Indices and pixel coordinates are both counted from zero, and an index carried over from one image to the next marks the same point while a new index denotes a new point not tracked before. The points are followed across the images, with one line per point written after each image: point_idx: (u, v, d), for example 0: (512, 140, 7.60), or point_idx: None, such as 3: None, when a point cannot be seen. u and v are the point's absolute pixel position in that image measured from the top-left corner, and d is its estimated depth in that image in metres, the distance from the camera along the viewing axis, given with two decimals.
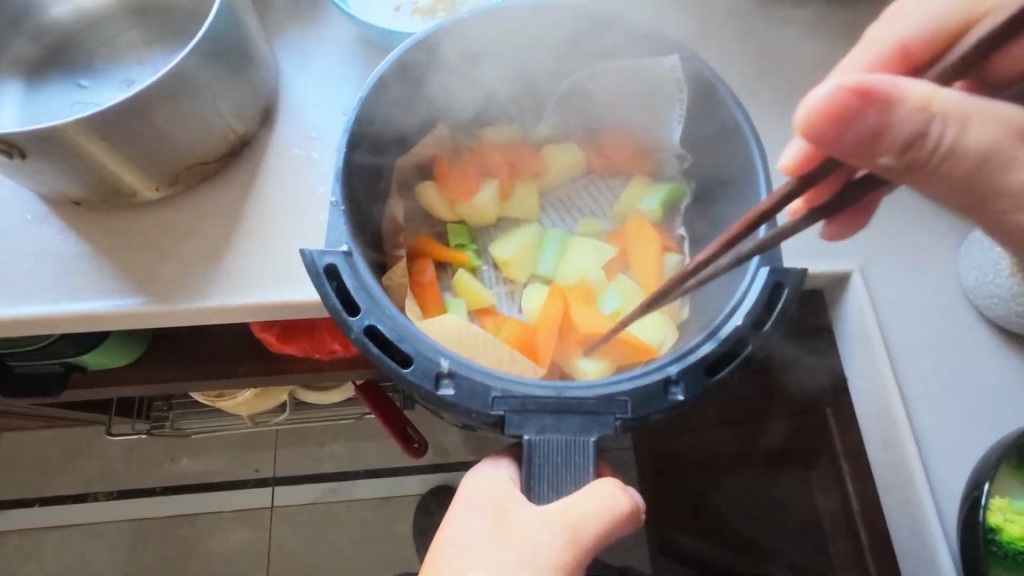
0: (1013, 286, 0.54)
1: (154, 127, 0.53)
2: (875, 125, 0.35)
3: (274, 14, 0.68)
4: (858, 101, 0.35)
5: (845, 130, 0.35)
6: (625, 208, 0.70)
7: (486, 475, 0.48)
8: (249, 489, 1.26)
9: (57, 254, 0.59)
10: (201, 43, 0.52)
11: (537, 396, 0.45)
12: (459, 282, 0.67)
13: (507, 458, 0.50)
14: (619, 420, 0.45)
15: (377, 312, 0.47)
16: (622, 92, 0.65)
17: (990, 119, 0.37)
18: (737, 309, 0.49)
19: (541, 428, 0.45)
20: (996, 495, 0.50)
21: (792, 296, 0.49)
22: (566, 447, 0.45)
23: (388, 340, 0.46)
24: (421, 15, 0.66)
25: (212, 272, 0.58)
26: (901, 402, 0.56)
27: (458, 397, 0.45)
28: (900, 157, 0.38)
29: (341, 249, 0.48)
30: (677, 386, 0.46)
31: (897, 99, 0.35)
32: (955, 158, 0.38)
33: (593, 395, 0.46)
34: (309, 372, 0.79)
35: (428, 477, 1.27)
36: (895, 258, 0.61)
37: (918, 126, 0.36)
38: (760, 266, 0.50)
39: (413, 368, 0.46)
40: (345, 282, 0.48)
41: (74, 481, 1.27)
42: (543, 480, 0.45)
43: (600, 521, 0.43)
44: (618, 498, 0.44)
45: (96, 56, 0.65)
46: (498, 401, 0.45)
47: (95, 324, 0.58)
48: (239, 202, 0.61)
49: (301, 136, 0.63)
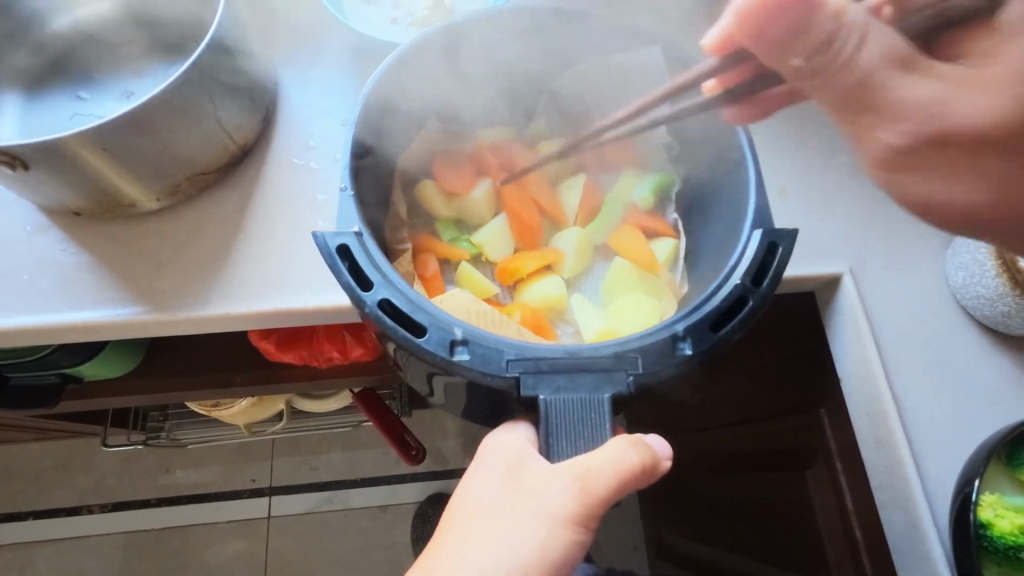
0: (998, 287, 0.55)
1: (156, 137, 0.53)
2: (794, 21, 0.39)
3: (272, 25, 0.69)
4: (776, 1, 0.38)
5: (771, 21, 0.39)
6: (617, 198, 0.70)
7: (502, 436, 0.45)
8: (246, 499, 1.26)
9: (55, 264, 0.59)
10: (202, 55, 0.53)
11: (550, 356, 0.44)
12: (462, 274, 0.66)
13: (524, 422, 0.46)
14: (632, 376, 0.44)
15: (389, 285, 0.46)
16: (609, 88, 0.65)
17: (889, 39, 0.38)
18: (736, 269, 0.49)
19: (556, 388, 0.44)
20: (986, 491, 0.51)
21: (789, 253, 0.49)
22: (582, 406, 0.43)
23: (400, 312, 0.46)
24: (417, 26, 0.67)
25: (212, 281, 0.59)
26: (892, 397, 0.58)
27: (472, 362, 0.44)
28: (809, 61, 0.40)
29: (352, 230, 0.48)
30: (685, 341, 0.46)
31: (818, 0, 0.38)
32: (852, 74, 0.39)
33: (605, 352, 0.45)
34: (307, 381, 0.79)
35: (426, 484, 1.27)
36: (885, 260, 0.62)
37: (828, 28, 0.38)
38: (754, 229, 0.50)
39: (427, 337, 0.45)
40: (356, 258, 0.47)
41: (68, 493, 1.26)
42: (563, 436, 0.43)
43: (611, 475, 0.41)
44: (629, 454, 0.42)
45: (96, 67, 0.66)
46: (512, 363, 0.44)
47: (95, 334, 0.58)
48: (239, 211, 0.61)
49: (301, 145, 0.64)
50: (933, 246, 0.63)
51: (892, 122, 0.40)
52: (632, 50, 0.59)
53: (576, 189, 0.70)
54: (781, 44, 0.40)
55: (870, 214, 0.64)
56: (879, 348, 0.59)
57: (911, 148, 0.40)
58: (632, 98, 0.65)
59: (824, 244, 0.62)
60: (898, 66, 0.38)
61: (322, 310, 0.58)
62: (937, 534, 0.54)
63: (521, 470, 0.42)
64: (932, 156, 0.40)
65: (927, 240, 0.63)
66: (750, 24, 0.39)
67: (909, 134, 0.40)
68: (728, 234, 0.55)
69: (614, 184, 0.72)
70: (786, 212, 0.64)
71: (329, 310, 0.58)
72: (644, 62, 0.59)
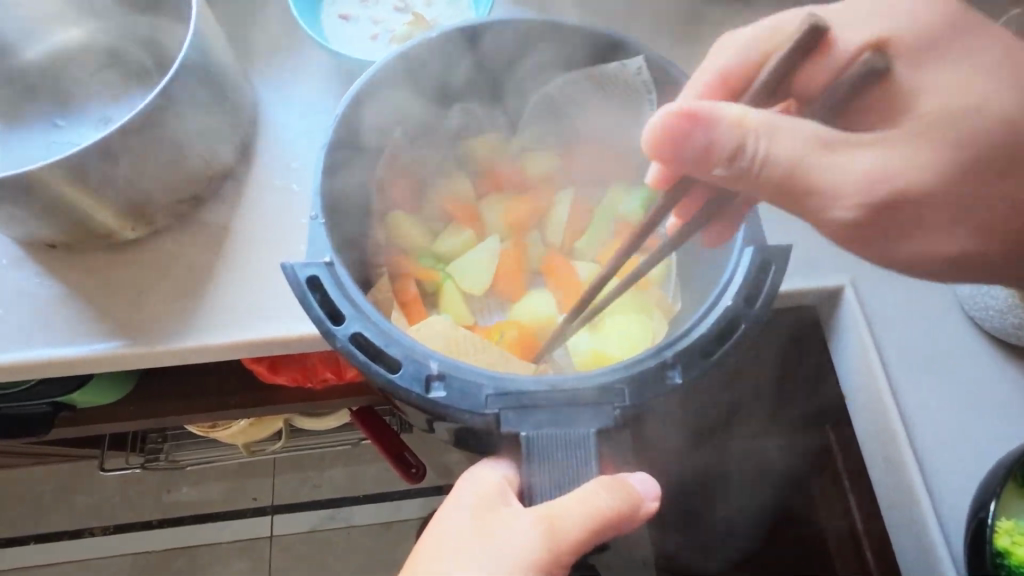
0: (1008, 299, 0.53)
1: (128, 167, 0.52)
2: (705, 140, 0.40)
3: (251, 46, 0.67)
4: (684, 124, 0.39)
5: (685, 145, 0.40)
6: (605, 213, 0.67)
7: (479, 473, 0.44)
8: (247, 518, 1.24)
9: (32, 297, 0.58)
10: (172, 82, 0.52)
11: (530, 390, 0.42)
12: (446, 297, 0.64)
13: (507, 457, 0.44)
14: (618, 409, 0.42)
15: (362, 318, 0.44)
16: (587, 100, 0.63)
17: (798, 134, 0.39)
18: (727, 290, 0.46)
19: (538, 423, 0.42)
20: (1003, 516, 0.49)
21: (781, 274, 0.46)
22: (566, 442, 0.41)
23: (375, 347, 0.43)
24: (397, 43, 0.65)
25: (190, 312, 0.57)
26: (899, 417, 0.55)
27: (450, 399, 0.42)
28: (729, 166, 0.40)
29: (323, 260, 0.46)
30: (674, 370, 0.43)
31: (715, 120, 0.39)
32: (770, 168, 0.40)
33: (589, 384, 0.42)
34: (301, 404, 0.77)
35: (428, 499, 1.25)
36: (886, 272, 0.59)
37: (731, 142, 0.39)
38: (746, 246, 0.47)
39: (401, 372, 0.43)
40: (328, 291, 0.45)
41: (68, 517, 1.24)
42: (546, 476, 0.40)
43: (584, 519, 0.39)
44: (603, 501, 0.40)
45: (73, 92, 0.64)
46: (491, 399, 0.42)
47: (73, 369, 0.57)
48: (220, 239, 0.60)
49: (281, 168, 0.62)
50: None
51: (836, 200, 0.40)
52: (617, 59, 0.57)
53: (564, 206, 0.68)
54: (697, 161, 0.41)
55: None
56: (883, 366, 0.56)
57: (862, 220, 0.41)
58: (623, 108, 0.62)
59: (826, 255, 0.60)
60: (821, 145, 0.39)
61: (307, 338, 0.57)
62: (951, 562, 0.51)
63: (489, 513, 0.41)
64: (907, 213, 0.41)
65: None
66: (665, 158, 0.41)
67: (855, 207, 0.40)
68: (721, 246, 0.52)
69: (605, 196, 0.68)
70: (790, 222, 0.61)
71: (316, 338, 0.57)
72: (627, 72, 0.57)
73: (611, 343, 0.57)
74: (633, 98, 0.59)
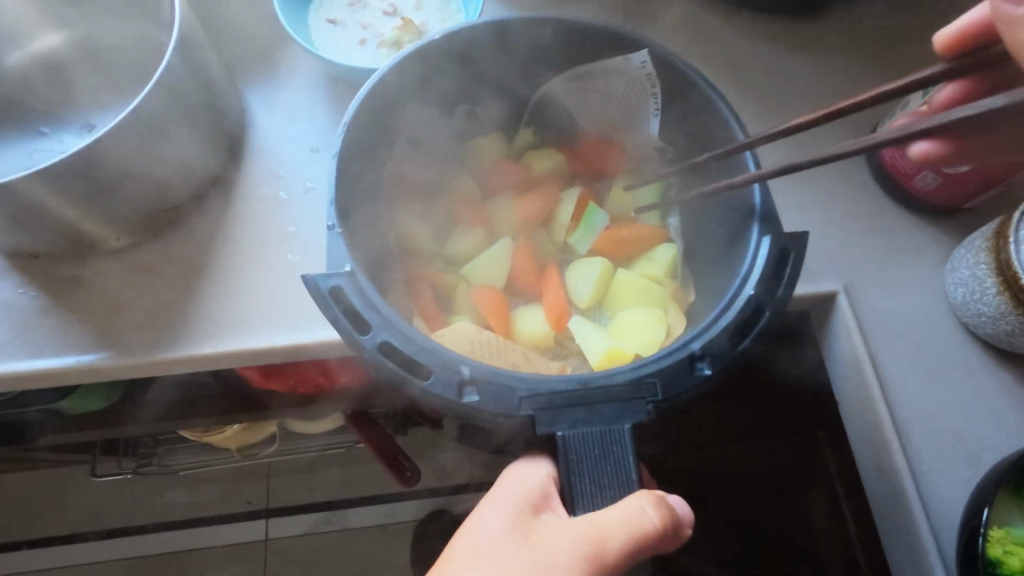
0: (1000, 304, 0.53)
1: (115, 175, 0.51)
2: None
3: (237, 50, 0.66)
4: None
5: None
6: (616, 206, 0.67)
7: (521, 475, 0.45)
8: (241, 522, 1.24)
9: (14, 308, 0.57)
10: (157, 87, 0.51)
11: (562, 390, 0.44)
12: (458, 300, 0.63)
13: (543, 455, 0.46)
14: (651, 403, 0.44)
15: (388, 326, 0.44)
16: (597, 93, 0.63)
17: None
18: (748, 278, 0.48)
19: (574, 422, 0.43)
20: (994, 525, 0.50)
21: (799, 262, 0.48)
22: (601, 440, 0.43)
23: (402, 354, 0.44)
24: (387, 48, 0.65)
25: (177, 321, 0.57)
26: (894, 426, 0.55)
27: (484, 403, 0.43)
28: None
29: (343, 270, 0.46)
30: (703, 360, 0.45)
31: None
32: None
33: (621, 381, 0.44)
34: (292, 410, 0.76)
35: (424, 501, 1.23)
36: (880, 276, 0.59)
37: None
38: (763, 235, 0.49)
39: (434, 379, 0.43)
40: (352, 301, 0.45)
41: (58, 523, 1.23)
42: (585, 475, 0.42)
43: (631, 535, 0.40)
44: (649, 514, 0.41)
45: (56, 97, 0.63)
46: (526, 401, 0.43)
47: (59, 381, 0.56)
48: (207, 248, 0.59)
49: (271, 176, 0.62)
50: (929, 264, 0.60)
51: None
52: (621, 53, 0.56)
53: (569, 204, 0.67)
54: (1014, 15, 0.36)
55: (859, 227, 0.61)
56: (878, 371, 0.56)
57: None
58: (624, 101, 0.62)
59: (820, 260, 0.59)
60: None
61: (299, 347, 0.56)
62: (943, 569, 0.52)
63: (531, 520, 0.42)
64: None
65: (920, 258, 0.60)
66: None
67: None
68: (735, 246, 0.53)
69: (608, 191, 0.69)
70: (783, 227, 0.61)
71: (305, 347, 0.56)
72: (631, 65, 0.57)
73: (624, 339, 0.57)
74: (636, 92, 0.59)
